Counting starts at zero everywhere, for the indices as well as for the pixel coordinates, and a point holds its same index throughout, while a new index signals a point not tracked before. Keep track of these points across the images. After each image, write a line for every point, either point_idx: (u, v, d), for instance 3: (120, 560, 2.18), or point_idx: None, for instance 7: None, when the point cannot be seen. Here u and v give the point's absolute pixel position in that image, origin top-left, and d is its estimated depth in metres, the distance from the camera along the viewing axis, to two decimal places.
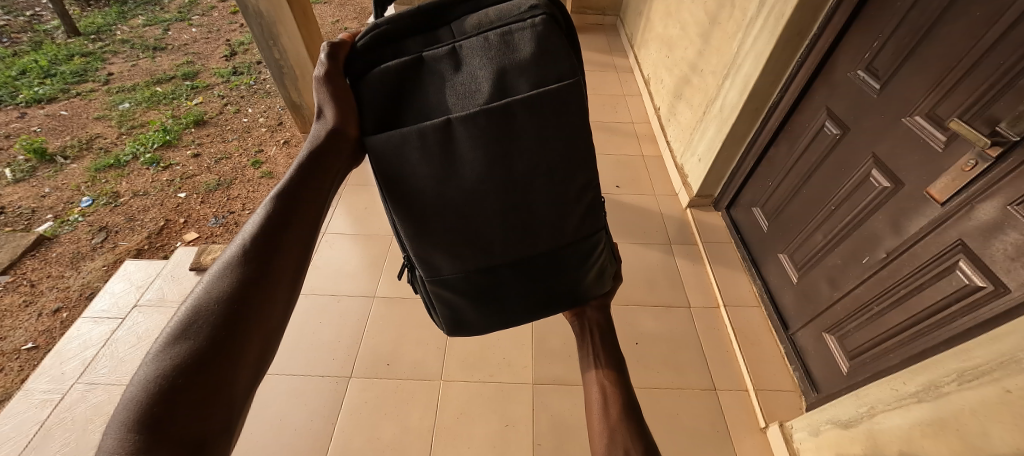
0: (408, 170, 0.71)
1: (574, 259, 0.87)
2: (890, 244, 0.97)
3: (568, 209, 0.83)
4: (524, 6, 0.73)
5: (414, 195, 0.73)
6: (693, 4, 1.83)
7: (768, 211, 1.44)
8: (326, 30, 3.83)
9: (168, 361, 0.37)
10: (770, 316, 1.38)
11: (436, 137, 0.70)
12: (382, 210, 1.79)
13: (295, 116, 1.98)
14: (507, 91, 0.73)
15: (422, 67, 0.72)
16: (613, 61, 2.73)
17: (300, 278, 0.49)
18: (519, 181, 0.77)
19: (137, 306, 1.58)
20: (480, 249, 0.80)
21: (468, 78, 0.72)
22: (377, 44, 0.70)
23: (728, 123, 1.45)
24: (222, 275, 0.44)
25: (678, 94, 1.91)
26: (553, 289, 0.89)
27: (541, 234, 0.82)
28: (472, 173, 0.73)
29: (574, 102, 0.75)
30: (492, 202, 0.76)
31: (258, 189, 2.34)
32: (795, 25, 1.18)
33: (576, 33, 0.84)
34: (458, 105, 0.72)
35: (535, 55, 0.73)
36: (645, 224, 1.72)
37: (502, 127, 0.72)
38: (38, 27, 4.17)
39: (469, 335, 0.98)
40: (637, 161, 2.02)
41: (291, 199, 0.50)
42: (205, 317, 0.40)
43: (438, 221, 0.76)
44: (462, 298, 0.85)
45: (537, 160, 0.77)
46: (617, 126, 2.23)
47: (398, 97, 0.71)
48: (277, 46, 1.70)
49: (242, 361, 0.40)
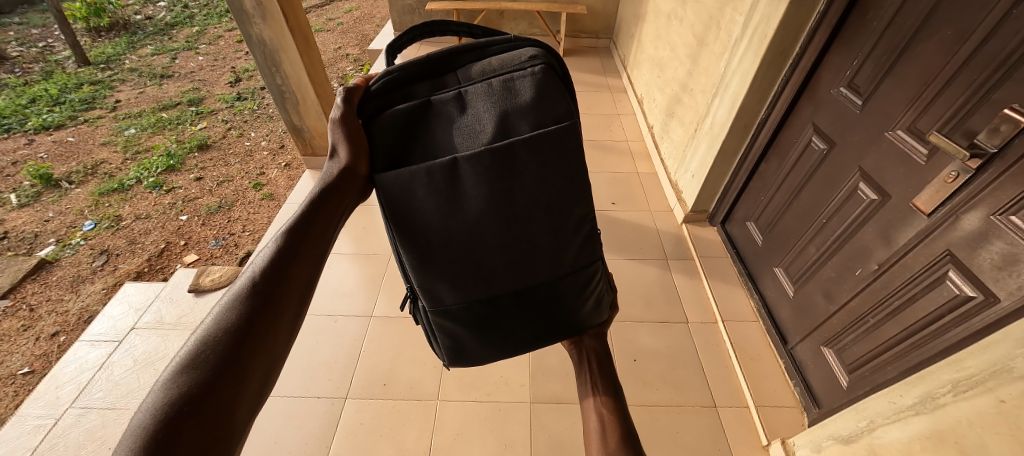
0: (416, 205, 0.73)
1: (572, 288, 0.89)
2: (882, 257, 0.97)
3: (566, 240, 0.86)
4: (524, 56, 0.80)
5: (419, 229, 0.75)
6: (681, 27, 1.89)
7: (762, 225, 1.45)
8: (329, 57, 3.97)
9: (176, 389, 0.38)
10: (769, 331, 1.37)
11: (443, 174, 0.73)
12: (381, 230, 1.81)
13: (297, 140, 1.99)
14: (508, 132, 0.78)
15: (431, 110, 0.75)
16: (606, 82, 2.80)
17: (304, 308, 0.50)
18: (520, 214, 0.80)
19: (135, 328, 1.58)
20: (483, 280, 0.81)
21: (472, 120, 0.77)
22: (389, 89, 0.73)
23: (719, 139, 1.48)
24: (230, 306, 0.45)
25: (669, 112, 1.96)
26: (551, 317, 0.90)
27: (540, 263, 0.85)
28: (476, 208, 0.76)
29: (572, 141, 0.80)
30: (494, 234, 0.79)
31: (259, 210, 2.37)
32: (777, 45, 1.22)
33: (570, 78, 0.91)
34: (465, 145, 0.76)
35: (535, 100, 0.78)
36: (642, 241, 1.73)
37: (503, 165, 0.76)
38: (50, 58, 4.32)
39: (468, 365, 0.97)
40: (632, 178, 2.05)
41: (303, 230, 0.52)
42: (213, 348, 0.41)
43: (441, 253, 0.77)
44: (463, 329, 0.86)
45: (538, 194, 0.80)
46: (612, 144, 2.27)
47: (407, 137, 0.74)
48: (280, 73, 1.75)
49: (246, 387, 0.41)
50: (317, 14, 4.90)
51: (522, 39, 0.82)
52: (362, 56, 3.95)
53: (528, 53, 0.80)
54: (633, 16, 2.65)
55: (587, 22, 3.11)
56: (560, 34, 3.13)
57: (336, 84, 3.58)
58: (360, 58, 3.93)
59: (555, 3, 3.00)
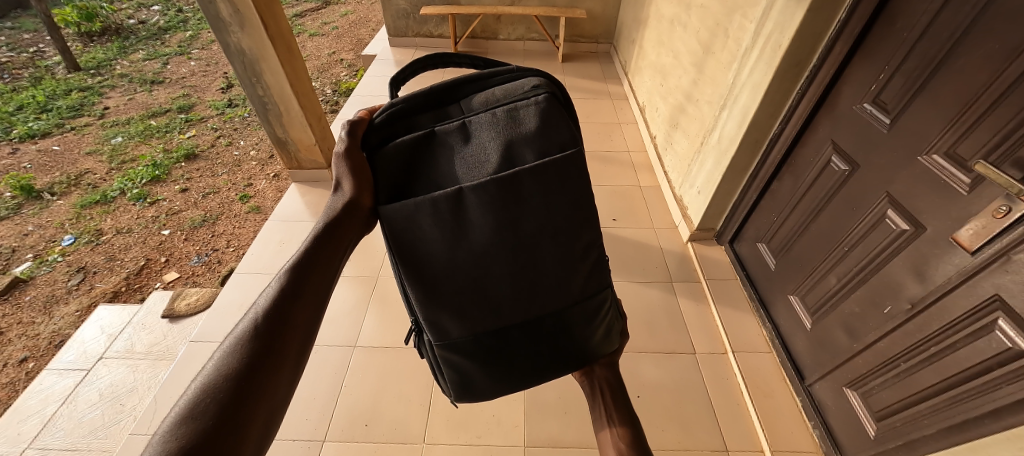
0: (421, 234, 0.82)
1: (580, 317, 0.99)
2: (915, 294, 0.88)
3: (571, 267, 0.96)
4: (528, 86, 0.92)
5: (425, 260, 0.84)
6: (685, 33, 1.79)
7: (774, 248, 1.35)
8: (322, 62, 3.88)
9: (177, 437, 0.39)
10: (783, 363, 1.27)
11: (448, 206, 0.83)
12: (369, 250, 1.71)
13: (281, 153, 1.88)
14: (510, 163, 0.89)
15: (436, 140, 0.86)
16: (607, 88, 2.70)
17: (307, 345, 0.51)
18: (522, 243, 0.89)
19: (103, 356, 1.48)
20: (490, 309, 0.90)
21: (476, 150, 0.87)
22: (393, 122, 0.83)
23: (728, 155, 1.38)
24: (233, 349, 0.47)
25: (673, 122, 1.86)
26: (556, 345, 0.99)
27: (548, 294, 0.94)
28: (482, 238, 0.86)
29: (573, 168, 0.89)
30: (500, 261, 0.88)
31: (244, 224, 2.27)
32: (793, 55, 1.11)
33: (570, 104, 1.04)
34: (468, 174, 0.86)
35: (537, 128, 0.90)
36: (645, 261, 1.63)
37: (507, 194, 0.86)
38: (40, 63, 4.25)
39: (474, 398, 1.04)
40: (634, 191, 1.95)
41: (306, 268, 0.54)
42: (214, 393, 0.42)
43: (449, 283, 0.87)
44: (465, 358, 0.92)
45: (542, 223, 0.91)
46: (611, 155, 2.17)
47: (411, 165, 0.84)
48: (261, 83, 1.63)
49: (249, 431, 0.42)
50: (311, 18, 4.82)
51: (523, 70, 0.95)
52: (356, 62, 3.86)
53: (530, 83, 0.93)
54: (633, 21, 2.55)
55: (585, 26, 3.02)
56: (558, 38, 3.04)
57: (328, 91, 3.48)
58: (355, 63, 3.84)
59: (553, 7, 2.91)
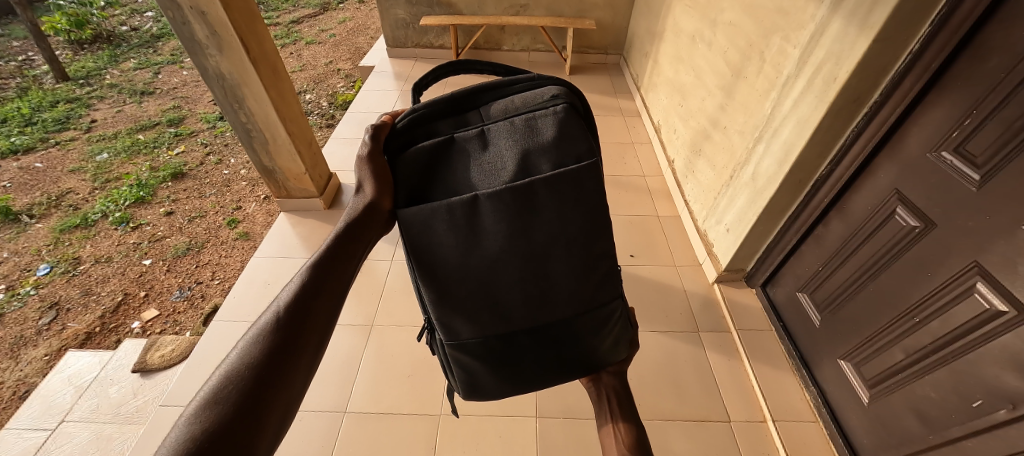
0: (433, 241, 0.72)
1: (593, 329, 0.84)
2: (1016, 391, 0.73)
3: (589, 278, 0.82)
4: (545, 96, 0.80)
5: (437, 265, 0.74)
6: (709, 52, 1.63)
7: (818, 300, 1.20)
8: (318, 72, 3.73)
9: (194, 430, 0.37)
10: (833, 437, 1.12)
11: (462, 212, 0.73)
12: (363, 292, 1.54)
13: (269, 182, 1.73)
14: (529, 171, 0.77)
15: (452, 146, 0.76)
16: (618, 104, 2.55)
17: (327, 341, 0.49)
18: (541, 251, 0.77)
19: (65, 420, 1.33)
20: (501, 317, 0.78)
21: (493, 157, 0.77)
22: (414, 126, 0.75)
23: (765, 195, 1.23)
24: (255, 340, 0.45)
25: (696, 149, 1.70)
26: (569, 359, 0.86)
27: (563, 304, 0.81)
28: (496, 245, 0.75)
29: (590, 183, 0.78)
30: (514, 269, 0.76)
31: (231, 253, 2.12)
32: (851, 91, 0.96)
33: (593, 118, 0.90)
34: (484, 182, 0.75)
35: (556, 139, 0.77)
36: (667, 306, 1.48)
37: (523, 200, 0.75)
38: (27, 72, 4.10)
39: (487, 399, 0.92)
40: (652, 222, 1.80)
41: (331, 261, 0.52)
42: (234, 385, 0.41)
43: (457, 290, 0.76)
44: (480, 364, 0.81)
45: (559, 231, 0.78)
46: (625, 179, 2.01)
47: (429, 173, 0.76)
48: (243, 110, 1.48)
49: (264, 429, 0.40)
50: (308, 25, 4.68)
51: (544, 78, 0.82)
52: (354, 72, 3.71)
53: (550, 92, 0.81)
54: (646, 33, 2.41)
55: (593, 37, 2.87)
56: (565, 50, 2.88)
57: (325, 103, 3.33)
58: (352, 74, 3.69)
59: (560, 17, 2.76)
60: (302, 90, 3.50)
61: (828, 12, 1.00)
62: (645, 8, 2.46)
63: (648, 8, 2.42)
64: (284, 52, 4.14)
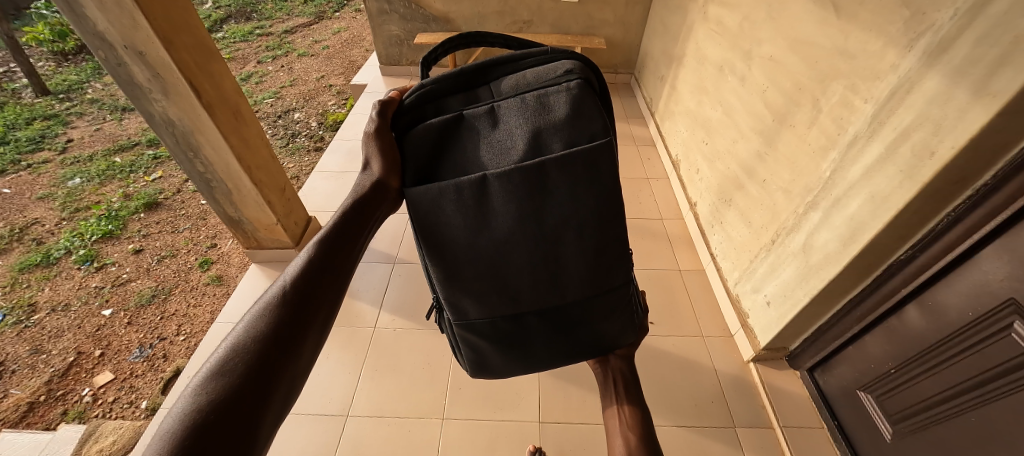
0: (444, 220, 0.78)
1: (597, 308, 0.91)
2: None
3: (597, 261, 0.86)
4: (560, 71, 0.81)
5: (449, 242, 0.80)
6: (741, 87, 1.42)
7: (888, 408, 0.98)
8: (309, 88, 3.52)
9: (205, 394, 0.41)
10: None
11: (472, 191, 0.77)
12: (340, 367, 1.33)
13: (236, 233, 1.51)
14: (539, 151, 0.78)
15: (462, 124, 0.79)
16: (630, 131, 2.33)
17: (330, 316, 0.53)
18: (548, 233, 0.82)
19: None
20: (507, 296, 0.86)
21: (504, 135, 0.79)
22: (422, 103, 0.79)
23: (822, 276, 1.01)
24: (261, 314, 0.48)
25: (724, 197, 1.49)
26: (571, 335, 0.93)
27: (566, 284, 0.87)
28: (505, 226, 0.80)
29: (606, 161, 0.80)
30: (520, 250, 0.82)
31: (201, 301, 1.90)
32: (954, 170, 0.74)
33: (607, 92, 0.92)
34: (494, 161, 0.78)
35: (569, 116, 0.79)
36: (696, 391, 1.26)
37: (533, 183, 0.78)
38: (6, 86, 3.89)
39: (492, 376, 1.03)
40: (673, 277, 1.58)
41: (333, 244, 0.55)
42: (243, 354, 0.44)
43: (467, 269, 0.83)
44: (486, 342, 0.91)
45: (567, 214, 0.81)
46: (641, 223, 1.80)
47: (441, 150, 0.79)
48: (200, 158, 1.26)
49: (274, 395, 0.44)
50: (301, 36, 4.49)
51: (557, 51, 0.85)
52: (346, 88, 3.50)
53: (561, 68, 0.82)
54: (662, 55, 2.19)
55: (602, 55, 2.66)
56: None
57: (314, 123, 3.11)
58: (345, 90, 3.48)
59: (566, 35, 2.56)
60: (291, 108, 3.28)
61: (917, 64, 0.79)
62: (660, 27, 2.25)
63: (663, 27, 2.20)
64: (275, 66, 3.93)
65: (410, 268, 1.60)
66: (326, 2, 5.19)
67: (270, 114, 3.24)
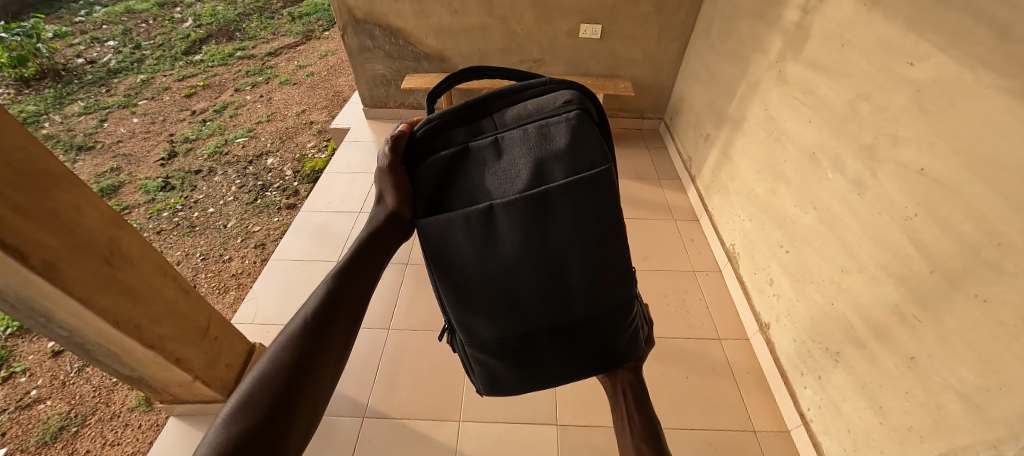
0: (449, 251, 0.60)
1: (617, 326, 0.69)
2: None
3: (609, 274, 0.65)
4: (558, 101, 0.62)
5: (453, 269, 0.61)
6: (852, 194, 0.99)
7: None
8: (287, 125, 3.10)
9: (227, 432, 0.38)
10: None
11: (478, 218, 0.59)
12: None
13: (143, 390, 1.08)
14: (543, 179, 0.59)
15: (466, 158, 0.61)
16: (664, 198, 1.90)
17: (350, 343, 0.48)
18: (558, 256, 0.61)
19: None
20: (518, 316, 0.64)
21: (509, 167, 0.60)
22: (432, 136, 0.60)
23: None
24: (284, 345, 0.45)
25: (825, 342, 1.06)
26: (591, 359, 0.71)
27: (578, 303, 0.65)
28: (512, 250, 0.60)
29: (607, 190, 0.60)
30: (531, 274, 0.61)
31: (122, 436, 1.41)
32: None
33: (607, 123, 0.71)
34: (498, 191, 0.59)
35: (571, 147, 0.59)
36: None
37: (539, 205, 0.58)
38: None
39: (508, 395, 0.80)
40: (749, 444, 1.14)
41: (351, 269, 0.50)
42: (264, 388, 0.41)
43: (475, 294, 0.63)
44: (499, 362, 0.69)
45: (572, 237, 0.61)
46: (694, 346, 1.36)
47: (449, 181, 0.61)
48: (59, 323, 0.84)
49: (289, 435, 0.40)
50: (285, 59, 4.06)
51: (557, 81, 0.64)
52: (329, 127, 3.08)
53: (562, 97, 0.63)
54: (707, 109, 1.77)
55: (626, 98, 2.23)
56: None
57: (289, 171, 2.69)
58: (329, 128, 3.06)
59: (584, 76, 2.13)
60: (265, 151, 2.85)
61: None
62: (703, 73, 1.82)
63: (708, 74, 1.78)
64: (253, 95, 3.51)
65: (383, 423, 1.19)
66: (316, 20, 4.76)
67: (240, 158, 2.81)
